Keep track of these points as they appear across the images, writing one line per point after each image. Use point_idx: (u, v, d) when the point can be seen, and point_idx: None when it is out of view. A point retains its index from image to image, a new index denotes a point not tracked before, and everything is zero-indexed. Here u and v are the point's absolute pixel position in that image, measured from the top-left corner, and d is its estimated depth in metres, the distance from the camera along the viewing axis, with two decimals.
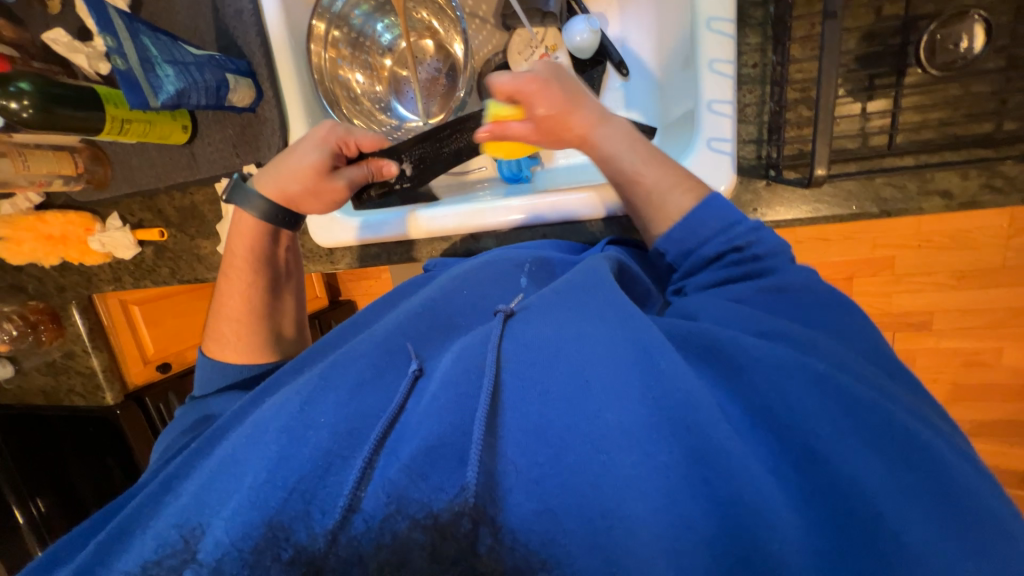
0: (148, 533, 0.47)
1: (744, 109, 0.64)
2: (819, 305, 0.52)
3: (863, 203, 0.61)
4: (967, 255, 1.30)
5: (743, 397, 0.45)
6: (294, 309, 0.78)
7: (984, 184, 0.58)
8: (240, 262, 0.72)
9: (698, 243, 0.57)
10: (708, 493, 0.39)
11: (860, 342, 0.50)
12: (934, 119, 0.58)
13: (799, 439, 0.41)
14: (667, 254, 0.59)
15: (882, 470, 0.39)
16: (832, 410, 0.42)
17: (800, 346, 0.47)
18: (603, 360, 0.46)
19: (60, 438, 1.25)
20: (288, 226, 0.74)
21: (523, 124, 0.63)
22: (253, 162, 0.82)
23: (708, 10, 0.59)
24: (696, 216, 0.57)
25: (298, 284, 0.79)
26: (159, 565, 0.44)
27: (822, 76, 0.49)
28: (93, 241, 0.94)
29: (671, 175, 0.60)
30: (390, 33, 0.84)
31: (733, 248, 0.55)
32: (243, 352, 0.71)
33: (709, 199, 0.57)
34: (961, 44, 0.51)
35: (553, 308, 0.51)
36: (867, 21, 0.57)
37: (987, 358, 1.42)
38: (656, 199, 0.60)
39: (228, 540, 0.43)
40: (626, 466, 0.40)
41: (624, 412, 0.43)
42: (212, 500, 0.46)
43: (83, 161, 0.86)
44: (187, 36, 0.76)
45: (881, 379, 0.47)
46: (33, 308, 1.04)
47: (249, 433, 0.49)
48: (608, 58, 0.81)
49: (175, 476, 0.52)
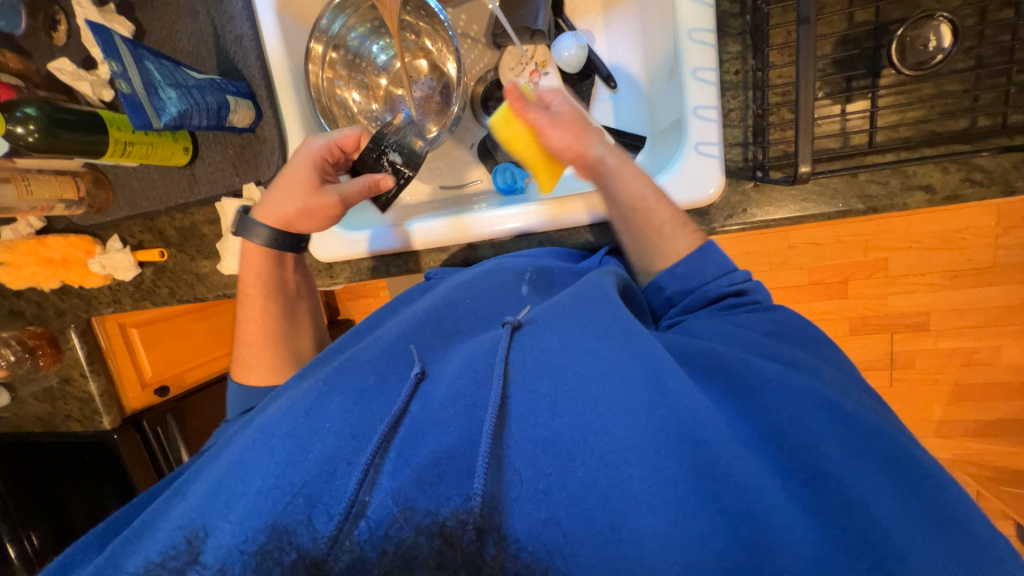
0: (157, 532, 0.46)
1: (729, 114, 0.66)
2: (812, 342, 0.54)
3: (849, 200, 0.62)
4: (957, 256, 1.32)
5: (754, 419, 0.44)
6: (309, 326, 0.80)
7: (964, 178, 0.59)
8: (253, 291, 0.75)
9: (701, 283, 0.60)
10: (719, 508, 0.38)
11: (842, 368, 0.52)
12: (911, 117, 0.60)
13: (805, 456, 0.41)
14: (666, 289, 0.63)
15: (882, 483, 0.40)
16: (838, 431, 0.42)
17: (802, 369, 0.49)
18: (613, 377, 0.45)
19: (54, 468, 1.24)
20: (296, 248, 0.76)
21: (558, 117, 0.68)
22: (253, 181, 0.84)
23: (689, 21, 0.62)
24: (699, 258, 0.61)
25: (310, 299, 0.81)
26: (161, 567, 0.43)
27: (800, 78, 0.51)
28: (93, 263, 0.95)
29: (680, 215, 0.64)
30: (385, 54, 0.87)
31: (735, 290, 0.59)
32: (265, 375, 0.75)
33: (709, 251, 0.61)
34: (929, 44, 0.55)
35: (562, 324, 0.51)
36: (840, 28, 0.60)
37: (986, 357, 1.42)
38: (665, 232, 0.63)
39: (233, 542, 0.42)
40: (637, 479, 0.40)
41: (633, 428, 0.42)
42: (219, 499, 0.45)
43: (85, 185, 0.87)
44: (189, 62, 0.79)
45: (855, 394, 0.49)
46: (31, 333, 1.04)
47: (256, 437, 0.49)
48: (596, 72, 0.84)
49: (186, 482, 0.52)
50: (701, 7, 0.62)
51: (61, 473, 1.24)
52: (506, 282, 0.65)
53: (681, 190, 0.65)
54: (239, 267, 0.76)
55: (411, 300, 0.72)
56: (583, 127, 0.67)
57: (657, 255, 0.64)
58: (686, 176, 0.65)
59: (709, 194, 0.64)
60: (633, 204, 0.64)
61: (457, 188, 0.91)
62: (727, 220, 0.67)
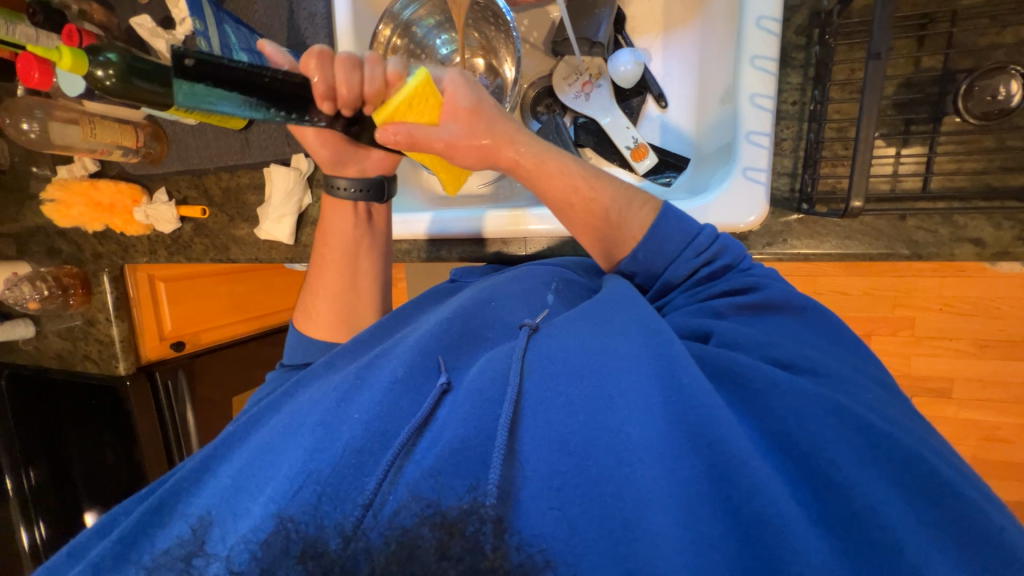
0: (186, 513, 0.50)
1: (781, 143, 0.66)
2: (853, 359, 0.51)
3: (894, 244, 0.62)
4: (989, 325, 1.28)
5: (764, 423, 0.43)
6: (369, 288, 0.76)
7: (1019, 236, 0.59)
8: (334, 246, 0.74)
9: (666, 262, 0.58)
10: (730, 511, 0.38)
11: (875, 381, 0.50)
12: (968, 168, 0.59)
13: (820, 466, 0.40)
14: (636, 276, 0.61)
15: (891, 490, 0.39)
16: (848, 441, 0.41)
17: (824, 377, 0.46)
18: (630, 376, 0.44)
19: (65, 407, 1.26)
20: (372, 199, 0.70)
21: (447, 134, 0.54)
22: (302, 152, 0.86)
23: (753, 47, 0.63)
24: (658, 233, 0.58)
25: (377, 262, 0.76)
26: (173, 552, 0.47)
27: (863, 111, 0.51)
28: (137, 211, 0.98)
29: (625, 193, 0.60)
30: (447, 49, 0.85)
31: (704, 261, 0.57)
32: (323, 333, 0.74)
33: (667, 215, 0.59)
34: (999, 94, 0.55)
35: (579, 328, 0.50)
36: (906, 71, 0.61)
37: (1008, 435, 1.37)
38: (613, 219, 0.60)
39: (246, 535, 0.45)
40: (652, 481, 0.39)
41: (648, 427, 0.41)
42: (247, 490, 0.48)
43: (143, 137, 0.91)
44: (261, 32, 0.82)
45: (915, 424, 0.46)
46: (68, 272, 1.10)
47: (287, 425, 0.52)
48: (649, 90, 0.85)
49: (211, 456, 0.56)
50: (766, 35, 0.62)
51: (70, 415, 1.26)
52: (532, 288, 0.63)
53: (723, 212, 0.65)
54: (321, 223, 0.74)
55: (437, 301, 0.71)
56: (481, 131, 0.56)
57: (616, 240, 0.60)
58: (730, 199, 0.65)
59: (748, 221, 0.64)
60: (568, 198, 0.59)
61: (499, 183, 0.93)
62: (766, 247, 0.67)
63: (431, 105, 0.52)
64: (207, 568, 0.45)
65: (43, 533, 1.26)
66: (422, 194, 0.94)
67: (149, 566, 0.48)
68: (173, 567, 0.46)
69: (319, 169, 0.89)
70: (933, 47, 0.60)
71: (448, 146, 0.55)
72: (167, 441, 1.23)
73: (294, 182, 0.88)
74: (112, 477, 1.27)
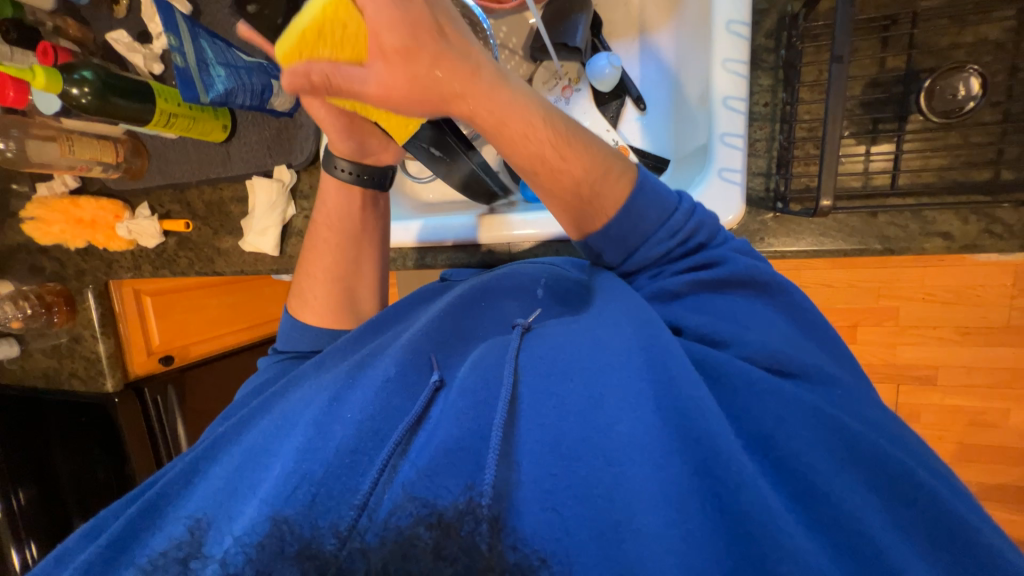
0: (177, 519, 0.50)
1: (754, 144, 0.68)
2: (833, 351, 0.52)
3: (867, 240, 0.64)
4: (971, 312, 1.31)
5: (739, 424, 0.44)
6: (368, 274, 0.74)
7: (984, 229, 0.60)
8: (339, 228, 0.71)
9: (640, 241, 0.52)
10: (719, 506, 0.39)
11: (853, 380, 0.51)
12: (934, 164, 0.61)
13: (794, 470, 0.41)
14: (605, 253, 0.54)
15: (865, 490, 0.41)
16: (820, 444, 0.42)
17: (814, 380, 0.47)
18: (622, 373, 0.45)
19: (52, 426, 1.24)
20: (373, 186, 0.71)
21: (372, 67, 0.44)
22: (284, 163, 0.87)
23: (723, 52, 0.64)
24: (633, 211, 0.50)
25: (378, 250, 0.74)
26: (165, 556, 0.47)
27: (828, 113, 0.52)
28: (120, 227, 0.97)
29: (600, 158, 0.51)
30: None
31: (679, 241, 0.51)
32: (319, 318, 0.71)
33: (644, 190, 0.51)
34: (959, 92, 0.57)
35: (574, 327, 0.50)
36: (871, 71, 0.63)
37: (992, 419, 1.40)
38: (588, 193, 0.51)
39: (238, 544, 0.44)
40: (642, 478, 0.40)
41: (638, 425, 0.42)
42: (238, 495, 0.48)
43: (123, 152, 0.91)
44: (239, 45, 0.82)
45: (887, 419, 0.48)
46: (51, 289, 1.08)
47: (279, 428, 0.52)
48: (627, 93, 0.86)
49: (201, 458, 0.55)
50: (737, 40, 0.64)
51: (57, 434, 1.24)
52: (523, 284, 0.62)
53: None
54: (318, 203, 0.72)
55: (429, 297, 0.71)
56: (425, 67, 0.45)
57: (587, 217, 0.52)
58: (707, 199, 0.65)
59: (727, 220, 0.65)
60: (533, 165, 0.50)
61: None
62: None
63: (346, 29, 0.42)
64: (203, 570, 0.44)
65: (35, 552, 1.21)
66: (408, 202, 0.95)
67: (144, 567, 0.47)
68: (169, 569, 0.45)
69: (302, 181, 0.89)
70: (897, 47, 0.62)
71: (375, 88, 0.45)
72: (160, 455, 1.23)
73: (278, 194, 0.88)
74: (104, 494, 1.25)
